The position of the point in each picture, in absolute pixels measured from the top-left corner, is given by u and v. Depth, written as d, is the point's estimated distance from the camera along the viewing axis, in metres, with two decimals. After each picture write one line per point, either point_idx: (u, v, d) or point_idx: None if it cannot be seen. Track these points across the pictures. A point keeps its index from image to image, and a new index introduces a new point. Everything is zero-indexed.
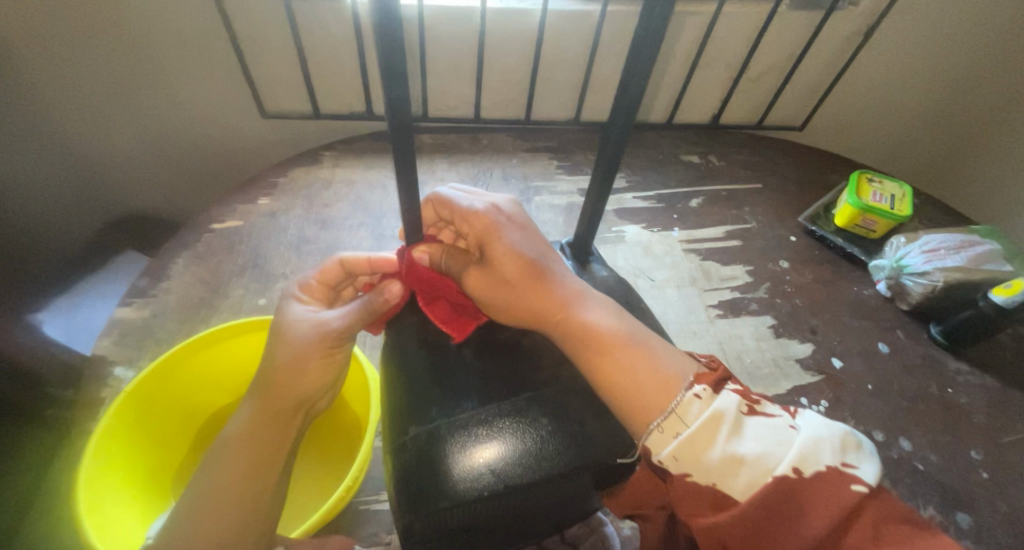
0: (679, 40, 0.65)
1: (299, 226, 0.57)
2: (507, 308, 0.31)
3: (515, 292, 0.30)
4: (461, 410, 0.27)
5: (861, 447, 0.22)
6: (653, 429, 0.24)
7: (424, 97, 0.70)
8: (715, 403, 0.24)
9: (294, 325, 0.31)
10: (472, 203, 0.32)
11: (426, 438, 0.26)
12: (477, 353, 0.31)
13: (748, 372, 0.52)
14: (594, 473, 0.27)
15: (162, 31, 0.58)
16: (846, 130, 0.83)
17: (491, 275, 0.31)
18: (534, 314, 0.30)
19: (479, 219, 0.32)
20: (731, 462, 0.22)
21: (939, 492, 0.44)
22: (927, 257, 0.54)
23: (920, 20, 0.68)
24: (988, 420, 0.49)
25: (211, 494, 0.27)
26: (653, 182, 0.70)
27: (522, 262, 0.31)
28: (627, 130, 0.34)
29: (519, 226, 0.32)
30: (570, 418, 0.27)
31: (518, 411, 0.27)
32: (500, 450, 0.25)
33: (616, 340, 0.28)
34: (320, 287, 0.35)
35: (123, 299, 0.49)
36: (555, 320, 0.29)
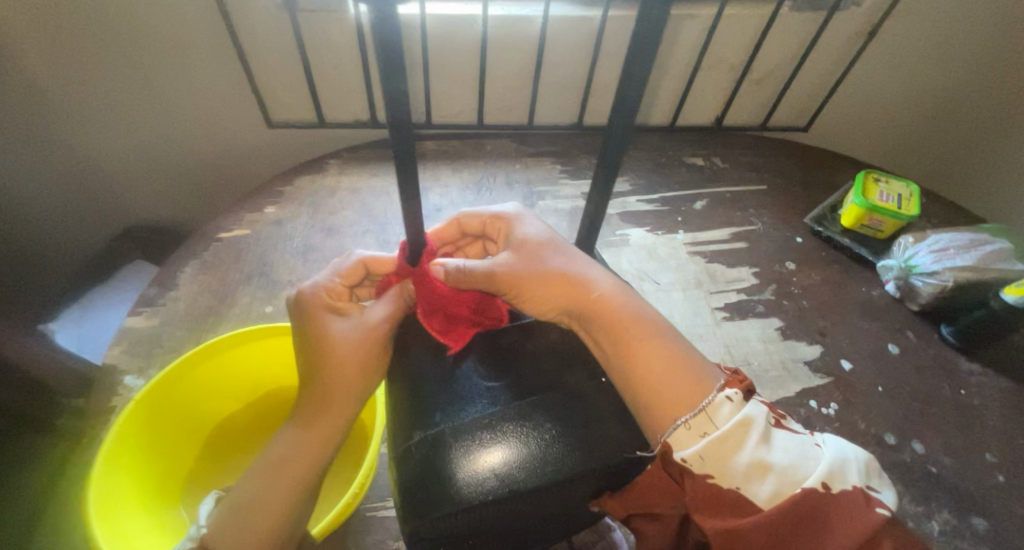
0: (680, 44, 0.65)
1: (304, 233, 0.58)
2: (546, 287, 0.32)
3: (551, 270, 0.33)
4: (467, 415, 0.27)
5: (880, 475, 0.22)
6: (679, 426, 0.24)
7: (427, 104, 0.70)
8: (746, 409, 0.24)
9: (341, 337, 0.32)
10: (499, 208, 0.38)
11: (431, 443, 0.26)
12: (482, 356, 0.31)
13: (756, 375, 0.51)
14: (597, 479, 0.27)
15: (170, 46, 0.59)
16: (851, 130, 0.83)
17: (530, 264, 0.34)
18: (572, 291, 0.32)
19: (504, 218, 0.37)
20: (758, 468, 0.22)
21: (953, 496, 0.43)
22: (937, 257, 0.54)
23: (923, 19, 0.68)
24: (1002, 421, 0.48)
25: (256, 505, 0.28)
26: (657, 185, 0.70)
27: (548, 247, 0.35)
28: (627, 134, 0.34)
29: (535, 218, 0.37)
30: (573, 422, 0.27)
31: (522, 414, 0.27)
32: (504, 455, 0.25)
33: (642, 329, 0.30)
34: (344, 289, 0.36)
35: (133, 309, 0.50)
36: (595, 295, 0.32)
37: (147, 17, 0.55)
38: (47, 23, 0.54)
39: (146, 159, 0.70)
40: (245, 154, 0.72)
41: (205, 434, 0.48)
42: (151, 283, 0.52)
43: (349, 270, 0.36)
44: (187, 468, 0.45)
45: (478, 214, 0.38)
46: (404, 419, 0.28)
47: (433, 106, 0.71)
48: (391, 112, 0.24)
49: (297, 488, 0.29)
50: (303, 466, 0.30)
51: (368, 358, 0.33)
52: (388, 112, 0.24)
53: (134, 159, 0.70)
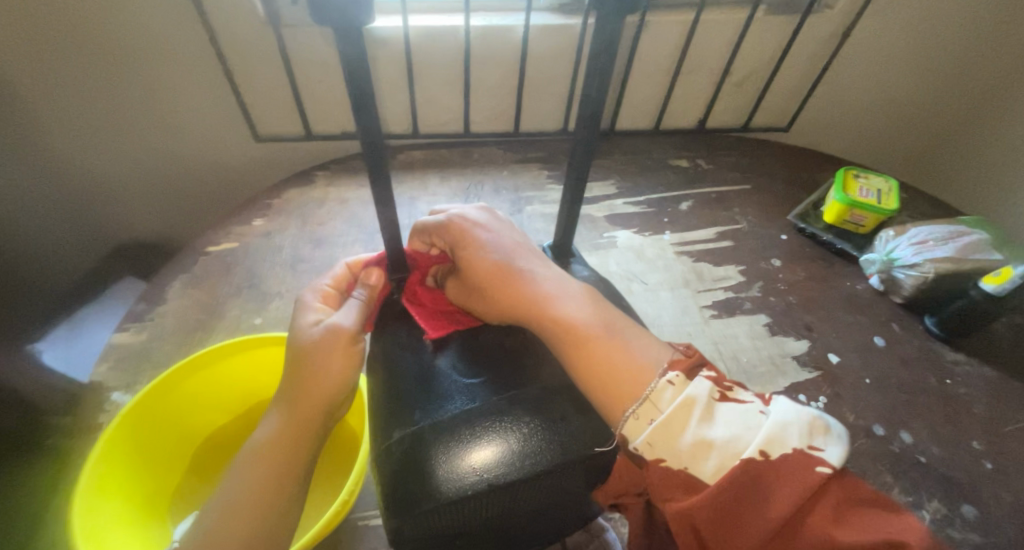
0: (658, 49, 0.67)
1: (293, 244, 0.58)
2: (489, 307, 0.33)
3: (488, 287, 0.33)
4: (446, 412, 0.27)
5: (829, 431, 0.22)
6: (628, 416, 0.24)
7: (414, 114, 0.71)
8: (688, 389, 0.24)
9: (307, 332, 0.32)
10: (441, 217, 0.37)
11: (411, 442, 0.26)
12: (460, 353, 0.31)
13: (745, 372, 0.52)
14: (580, 471, 0.27)
15: (153, 65, 0.59)
16: (831, 129, 0.84)
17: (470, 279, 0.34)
18: (512, 310, 0.32)
19: (444, 230, 0.36)
20: (701, 447, 0.22)
21: (942, 485, 0.43)
22: (917, 249, 0.55)
23: (893, 21, 0.70)
24: (988, 409, 0.49)
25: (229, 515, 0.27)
26: (642, 188, 0.71)
27: (489, 260, 0.34)
28: (595, 138, 0.35)
29: (478, 226, 0.36)
30: (551, 415, 0.27)
31: (498, 410, 0.27)
32: (487, 451, 0.25)
33: (588, 333, 0.29)
34: (332, 292, 0.37)
35: (121, 325, 0.50)
36: (534, 306, 0.31)
37: (134, 34, 0.56)
38: (34, 43, 0.54)
39: (134, 175, 0.71)
40: (235, 168, 0.73)
41: (194, 447, 0.47)
42: (139, 299, 0.52)
43: (337, 275, 0.38)
44: (176, 482, 0.45)
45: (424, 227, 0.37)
46: (386, 417, 0.28)
47: (420, 117, 0.72)
48: (361, 123, 0.25)
49: (270, 496, 0.28)
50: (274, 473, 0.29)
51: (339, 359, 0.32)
52: (359, 121, 0.25)
53: (124, 176, 0.70)
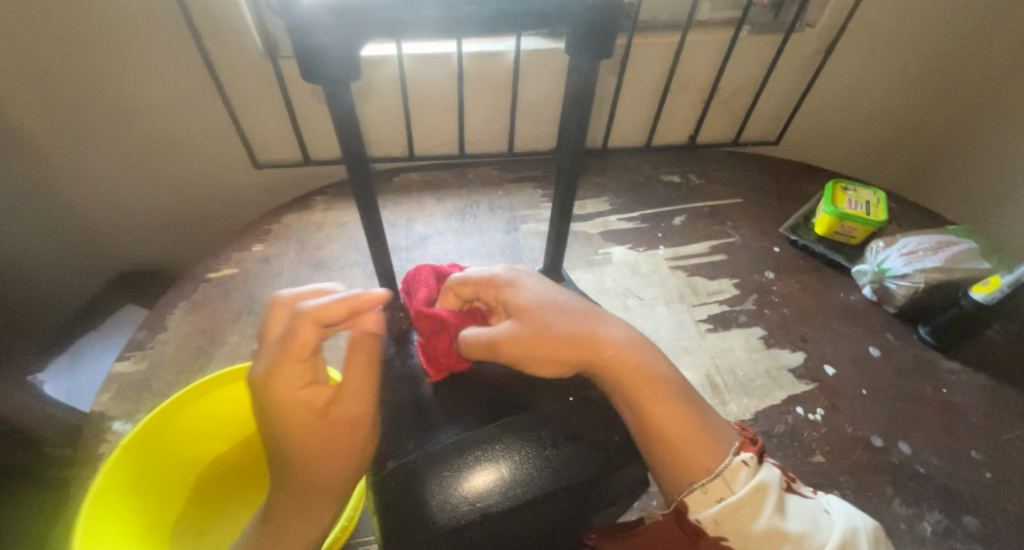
0: (646, 69, 0.69)
1: (292, 269, 0.59)
2: (553, 351, 0.30)
3: (559, 334, 0.31)
4: (437, 442, 0.28)
5: (883, 541, 0.25)
6: (696, 488, 0.26)
7: (409, 138, 0.73)
8: (760, 474, 0.26)
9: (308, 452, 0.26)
10: (487, 269, 0.35)
11: (404, 473, 0.26)
12: (452, 384, 0.32)
13: (742, 385, 0.52)
14: (572, 497, 0.27)
15: (159, 99, 0.61)
16: (820, 142, 0.86)
17: (526, 322, 0.31)
18: (579, 354, 0.31)
19: (493, 277, 0.35)
20: (775, 536, 0.24)
21: (943, 496, 0.44)
22: (907, 259, 0.56)
23: (876, 38, 0.72)
24: (985, 418, 0.49)
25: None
26: (635, 203, 0.72)
27: (548, 307, 0.33)
28: (579, 156, 0.35)
29: (528, 277, 0.35)
30: (542, 441, 0.28)
31: (493, 438, 0.28)
32: (479, 481, 0.26)
33: (658, 393, 0.30)
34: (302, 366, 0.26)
35: (123, 354, 0.50)
36: (611, 358, 0.31)
37: (140, 67, 0.58)
38: (44, 78, 0.56)
39: (138, 203, 0.72)
40: (236, 192, 0.74)
41: (195, 475, 0.48)
42: (140, 327, 0.53)
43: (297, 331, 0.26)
44: (174, 515, 0.45)
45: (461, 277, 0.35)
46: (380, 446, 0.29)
47: (416, 138, 0.73)
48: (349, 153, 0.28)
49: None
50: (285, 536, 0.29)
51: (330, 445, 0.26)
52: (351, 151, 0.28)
53: (127, 204, 0.71)
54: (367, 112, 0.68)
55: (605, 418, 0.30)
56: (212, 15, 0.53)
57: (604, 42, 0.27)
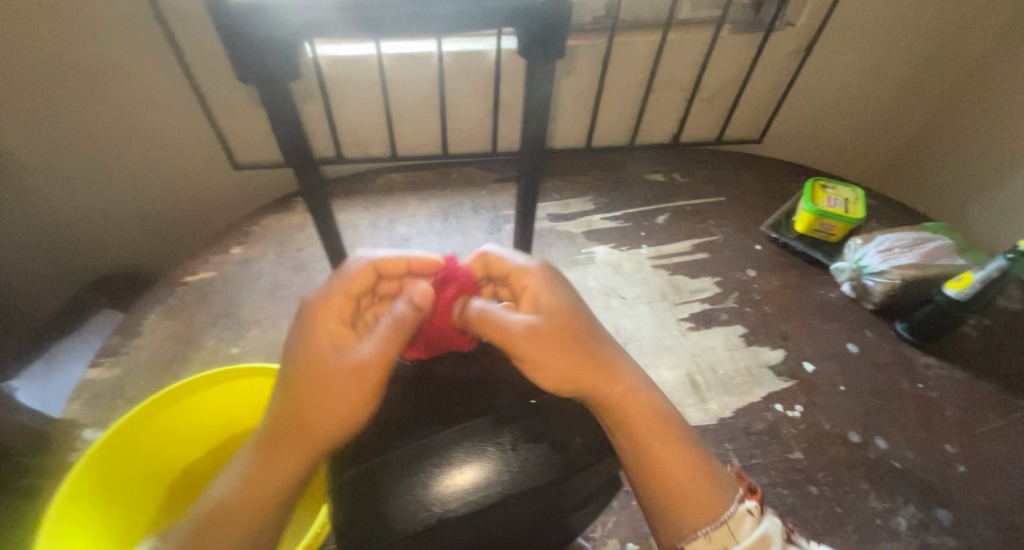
0: (629, 67, 0.69)
1: (272, 271, 0.58)
2: (551, 354, 0.32)
3: (564, 339, 0.33)
4: (394, 447, 0.27)
5: None
6: (700, 535, 0.27)
7: (392, 138, 0.72)
8: (765, 525, 0.27)
9: (331, 364, 0.31)
10: (527, 262, 0.37)
11: (361, 480, 0.26)
12: (413, 386, 0.32)
13: (723, 383, 0.52)
14: (534, 500, 0.27)
15: (134, 99, 0.60)
16: (801, 140, 0.87)
17: (548, 327, 0.33)
18: (585, 374, 0.31)
19: (533, 273, 0.36)
20: None
21: (918, 489, 0.44)
22: (884, 257, 0.56)
23: (855, 37, 0.72)
24: (959, 412, 0.50)
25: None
26: (619, 203, 0.72)
27: (572, 321, 0.34)
28: (539, 158, 0.35)
29: (563, 286, 0.37)
30: (503, 443, 0.27)
31: (453, 441, 0.27)
32: (440, 486, 0.25)
33: (659, 429, 0.31)
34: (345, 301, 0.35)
35: (95, 360, 0.49)
36: (617, 387, 0.32)
37: (112, 70, 0.57)
38: (13, 83, 0.55)
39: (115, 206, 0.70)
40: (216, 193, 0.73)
41: (167, 483, 0.47)
42: (114, 332, 0.52)
43: (354, 280, 0.36)
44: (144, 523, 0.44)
45: (505, 262, 0.38)
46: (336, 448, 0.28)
47: (398, 137, 0.73)
48: (283, 128, 0.30)
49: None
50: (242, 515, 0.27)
51: (334, 374, 0.30)
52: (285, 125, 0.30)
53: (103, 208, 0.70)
54: (347, 111, 0.68)
55: (566, 418, 0.30)
56: (186, 14, 0.52)
57: (551, 46, 0.27)
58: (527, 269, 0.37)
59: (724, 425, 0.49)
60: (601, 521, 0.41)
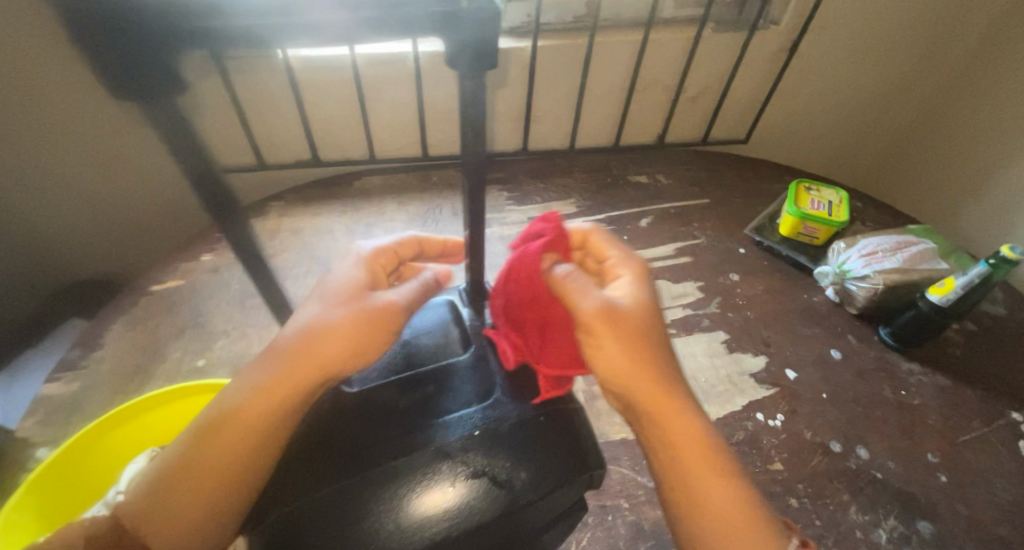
0: (611, 67, 0.68)
1: (242, 279, 0.56)
2: (629, 347, 0.27)
3: (641, 331, 0.27)
4: (326, 485, 0.26)
5: None
6: None
7: (369, 140, 0.70)
8: None
9: (354, 294, 0.29)
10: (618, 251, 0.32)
11: (291, 522, 0.25)
12: (352, 410, 0.30)
13: (704, 391, 0.51)
14: (478, 534, 0.27)
15: (101, 110, 0.57)
16: (788, 141, 0.86)
17: (628, 327, 0.27)
18: (646, 386, 0.27)
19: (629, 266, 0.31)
20: None
21: (899, 501, 0.43)
22: (867, 261, 0.56)
23: (840, 36, 0.71)
24: (942, 420, 0.49)
25: (161, 498, 0.24)
26: (602, 205, 0.71)
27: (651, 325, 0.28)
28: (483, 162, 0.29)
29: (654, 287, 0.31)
30: (441, 479, 0.27)
31: (394, 475, 0.27)
32: (371, 530, 0.25)
33: (703, 457, 0.27)
34: (394, 255, 0.33)
35: (52, 375, 0.47)
36: (673, 390, 0.27)
37: (73, 83, 0.54)
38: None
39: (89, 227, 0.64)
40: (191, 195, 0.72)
41: None
42: (73, 345, 0.50)
43: (408, 241, 0.35)
44: None
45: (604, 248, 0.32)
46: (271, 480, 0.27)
47: (376, 141, 0.71)
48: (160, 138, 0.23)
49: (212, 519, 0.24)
50: (218, 471, 0.24)
51: (352, 322, 0.27)
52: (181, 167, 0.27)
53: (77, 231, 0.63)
54: (321, 114, 0.66)
55: (516, 446, 0.28)
56: None
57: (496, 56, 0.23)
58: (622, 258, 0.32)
59: None
60: (575, 539, 0.40)
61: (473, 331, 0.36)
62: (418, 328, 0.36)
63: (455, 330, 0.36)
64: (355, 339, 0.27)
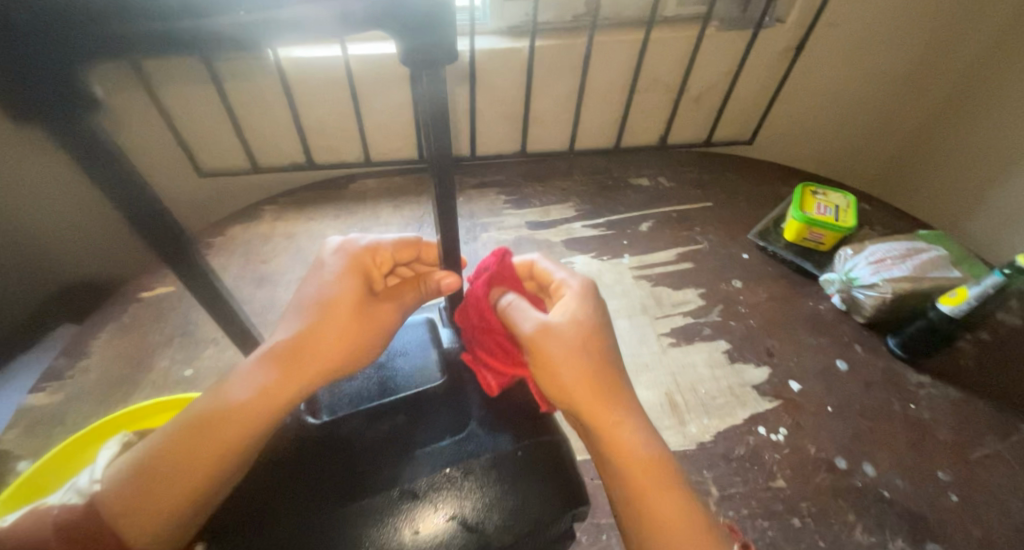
0: (612, 67, 0.66)
1: (234, 285, 0.57)
2: (566, 362, 0.30)
3: (581, 346, 0.30)
4: (286, 526, 0.27)
5: None
6: None
7: (363, 142, 0.69)
8: None
9: (354, 299, 0.30)
10: (562, 275, 0.36)
11: None
12: (318, 450, 0.30)
13: (703, 403, 0.49)
14: None
15: None
16: (794, 142, 0.83)
17: (568, 342, 0.30)
18: (589, 395, 0.30)
19: (573, 287, 0.34)
20: None
21: (907, 522, 0.42)
22: (875, 268, 0.54)
23: (847, 33, 0.69)
24: (953, 435, 0.47)
25: (150, 484, 0.25)
26: (602, 209, 0.69)
27: (594, 338, 0.31)
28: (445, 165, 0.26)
29: (597, 300, 0.34)
30: (405, 521, 0.28)
31: (358, 515, 0.28)
32: None
33: (650, 471, 0.29)
34: (389, 256, 0.34)
35: (37, 385, 0.46)
36: (614, 398, 0.30)
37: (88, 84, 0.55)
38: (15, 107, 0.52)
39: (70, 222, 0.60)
40: (185, 198, 0.71)
41: None
42: (60, 354, 0.49)
43: (405, 245, 0.35)
44: None
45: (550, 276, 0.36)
46: (246, 505, 0.28)
47: (371, 143, 0.70)
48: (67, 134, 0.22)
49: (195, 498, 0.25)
50: (220, 450, 0.25)
51: (366, 316, 0.30)
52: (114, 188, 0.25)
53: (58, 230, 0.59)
54: (314, 115, 0.64)
55: (486, 486, 0.29)
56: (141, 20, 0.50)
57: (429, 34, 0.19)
58: (564, 281, 0.35)
59: (703, 450, 0.46)
60: None
61: (450, 356, 0.36)
62: (395, 352, 0.36)
63: (431, 356, 0.36)
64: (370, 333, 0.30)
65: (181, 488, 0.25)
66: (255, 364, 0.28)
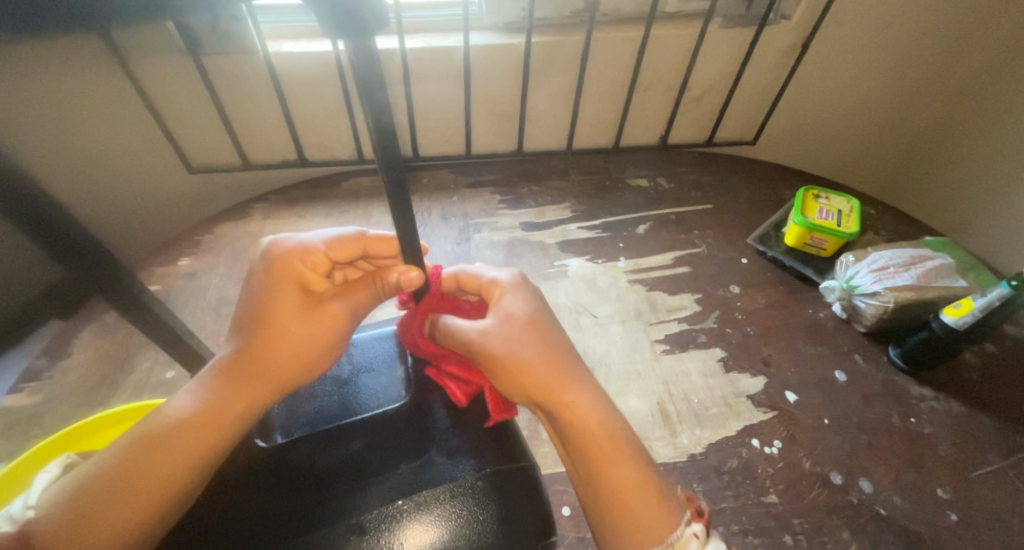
0: (612, 64, 0.65)
1: (220, 285, 0.56)
2: (511, 361, 0.30)
3: (519, 341, 0.31)
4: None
5: None
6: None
7: (356, 140, 0.67)
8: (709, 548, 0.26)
9: (297, 309, 0.30)
10: (491, 274, 0.35)
11: None
12: (266, 479, 0.29)
13: (696, 414, 0.48)
14: None
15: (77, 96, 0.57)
16: (798, 142, 0.81)
17: (508, 341, 0.31)
18: (540, 387, 0.30)
19: (502, 284, 0.34)
20: None
21: (903, 541, 0.40)
22: (877, 277, 0.52)
23: (854, 31, 0.66)
24: (955, 451, 0.45)
25: (95, 510, 0.24)
26: (598, 210, 0.67)
27: (533, 329, 0.32)
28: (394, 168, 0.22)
29: (529, 291, 0.34)
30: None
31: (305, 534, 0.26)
32: None
33: (605, 445, 0.28)
34: (325, 260, 0.32)
35: (16, 385, 0.46)
36: (568, 380, 0.30)
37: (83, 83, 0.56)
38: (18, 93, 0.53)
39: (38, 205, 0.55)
40: (175, 194, 0.70)
41: None
42: (41, 354, 0.48)
43: (341, 241, 0.32)
44: None
45: (477, 278, 0.35)
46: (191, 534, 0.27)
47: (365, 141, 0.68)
48: None
49: (159, 518, 0.25)
50: (173, 466, 0.26)
51: (309, 323, 0.30)
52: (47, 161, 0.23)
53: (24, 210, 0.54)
54: (306, 111, 0.63)
55: (439, 522, 0.26)
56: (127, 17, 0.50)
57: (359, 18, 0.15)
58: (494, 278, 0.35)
59: (693, 463, 0.44)
60: None
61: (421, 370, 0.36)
62: (361, 368, 0.36)
63: (397, 373, 0.36)
64: (318, 338, 0.30)
65: (139, 509, 0.24)
66: (202, 380, 0.29)
